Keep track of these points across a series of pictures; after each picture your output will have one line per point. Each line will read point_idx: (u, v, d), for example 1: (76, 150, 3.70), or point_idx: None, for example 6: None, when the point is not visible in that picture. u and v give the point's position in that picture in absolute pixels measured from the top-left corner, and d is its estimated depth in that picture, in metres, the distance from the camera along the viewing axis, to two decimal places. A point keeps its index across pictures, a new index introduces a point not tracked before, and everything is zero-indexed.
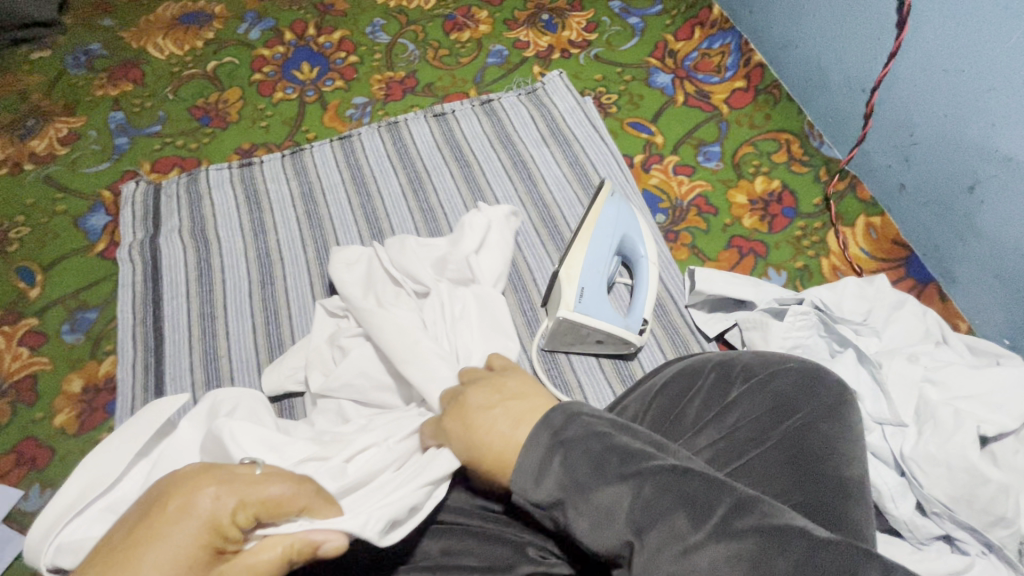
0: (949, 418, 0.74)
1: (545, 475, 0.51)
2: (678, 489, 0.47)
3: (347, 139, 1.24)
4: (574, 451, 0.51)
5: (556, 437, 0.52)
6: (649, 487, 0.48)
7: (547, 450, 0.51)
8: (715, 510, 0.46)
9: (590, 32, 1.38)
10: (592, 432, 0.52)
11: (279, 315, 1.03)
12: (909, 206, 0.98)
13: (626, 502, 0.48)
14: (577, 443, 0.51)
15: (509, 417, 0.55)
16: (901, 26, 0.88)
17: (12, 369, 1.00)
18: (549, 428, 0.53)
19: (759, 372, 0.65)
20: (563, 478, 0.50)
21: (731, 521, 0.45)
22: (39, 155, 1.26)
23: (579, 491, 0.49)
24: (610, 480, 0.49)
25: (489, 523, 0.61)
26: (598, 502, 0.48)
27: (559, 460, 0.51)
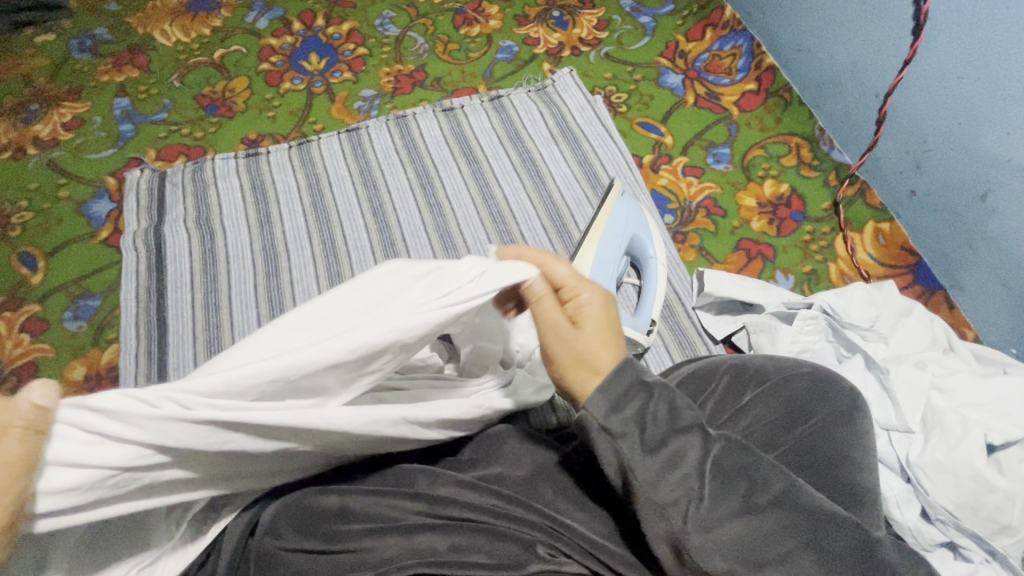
0: (957, 425, 0.74)
1: (609, 422, 0.51)
2: (722, 466, 0.50)
3: (355, 131, 1.23)
4: (627, 412, 0.51)
5: (643, 378, 0.52)
6: (695, 456, 0.50)
7: (618, 399, 0.51)
8: (741, 488, 0.49)
9: (601, 31, 1.37)
10: (674, 386, 0.53)
11: (285, 307, 1.02)
12: (919, 213, 0.98)
13: (684, 465, 0.49)
14: (665, 391, 0.52)
15: (600, 342, 0.54)
16: (917, 32, 0.88)
17: (13, 355, 0.99)
18: (636, 370, 0.53)
19: (772, 376, 0.65)
20: (622, 429, 0.50)
21: (757, 498, 0.48)
22: (43, 140, 1.25)
23: (654, 436, 0.50)
24: (685, 430, 0.50)
25: (497, 519, 0.59)
26: (668, 451, 0.49)
27: (640, 400, 0.51)
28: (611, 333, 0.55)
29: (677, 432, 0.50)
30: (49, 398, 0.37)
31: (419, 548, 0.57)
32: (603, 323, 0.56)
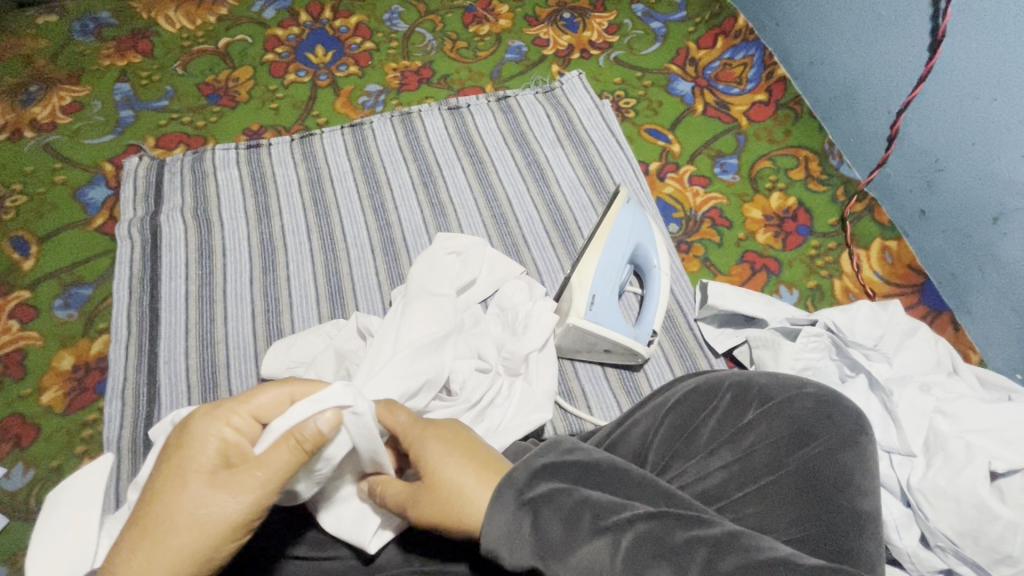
0: (961, 451, 0.73)
1: (515, 542, 0.48)
2: (664, 543, 0.46)
3: (358, 127, 1.21)
4: (544, 511, 0.49)
5: (521, 496, 0.50)
6: (629, 540, 0.47)
7: (513, 512, 0.49)
8: (697, 557, 0.45)
9: (611, 34, 1.36)
10: (558, 487, 0.51)
11: (280, 303, 1.01)
12: (928, 232, 0.97)
13: (608, 556, 0.46)
14: (545, 499, 0.49)
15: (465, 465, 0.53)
16: (934, 49, 0.87)
17: (0, 341, 0.97)
18: (512, 485, 0.51)
19: (776, 395, 0.64)
20: (535, 544, 0.48)
21: (721, 563, 0.45)
22: (40, 122, 1.23)
23: (555, 556, 0.47)
24: (587, 537, 0.47)
25: None
26: (583, 559, 0.47)
27: (528, 519, 0.49)
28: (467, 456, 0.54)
29: (581, 537, 0.47)
30: (332, 425, 0.51)
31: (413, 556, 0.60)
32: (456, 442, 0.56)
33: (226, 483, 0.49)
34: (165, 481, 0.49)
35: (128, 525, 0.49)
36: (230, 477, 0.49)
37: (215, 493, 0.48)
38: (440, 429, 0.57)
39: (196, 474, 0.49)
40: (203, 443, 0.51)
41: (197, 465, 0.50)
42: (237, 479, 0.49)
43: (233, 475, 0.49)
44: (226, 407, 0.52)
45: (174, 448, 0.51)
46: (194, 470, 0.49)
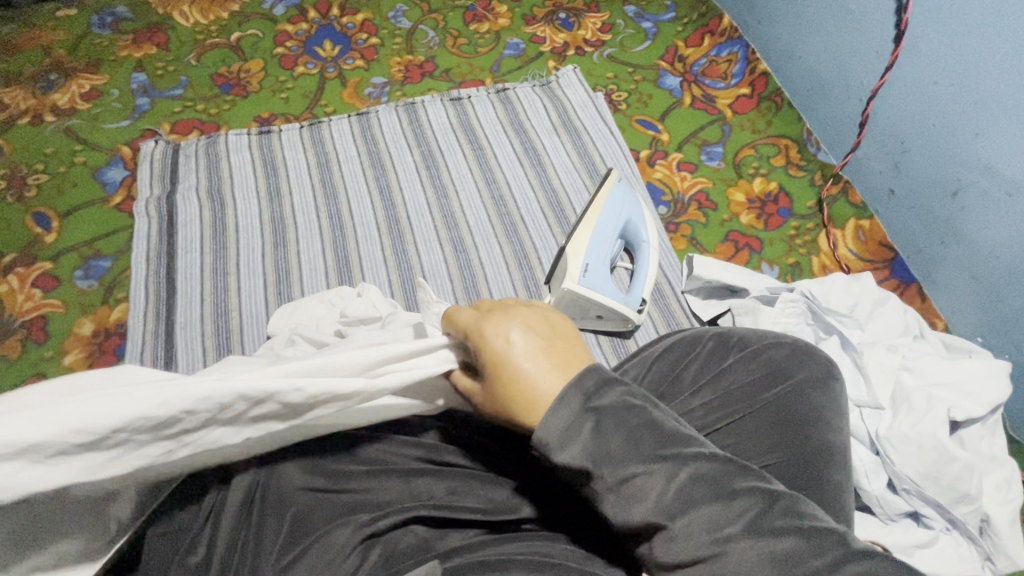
0: (922, 401, 0.79)
1: (572, 441, 0.49)
2: (723, 485, 0.46)
3: (364, 115, 1.28)
4: (607, 423, 0.49)
5: (589, 402, 0.50)
6: (687, 474, 0.47)
7: (578, 413, 0.49)
8: (753, 504, 0.45)
9: (604, 33, 1.44)
10: (626, 404, 0.50)
11: (291, 275, 1.06)
12: (897, 210, 1.04)
13: (661, 486, 0.47)
14: (610, 414, 0.49)
15: (538, 366, 0.53)
16: (898, 41, 0.95)
17: (24, 308, 1.02)
18: (580, 392, 0.50)
19: (753, 344, 0.69)
20: (593, 445, 0.48)
21: (772, 516, 0.45)
22: (61, 108, 1.29)
23: (608, 466, 0.48)
24: (645, 458, 0.47)
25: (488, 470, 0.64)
26: (629, 481, 0.47)
27: (589, 428, 0.49)
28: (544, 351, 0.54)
29: (636, 459, 0.47)
30: None
31: (418, 493, 0.61)
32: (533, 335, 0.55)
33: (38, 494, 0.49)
34: None
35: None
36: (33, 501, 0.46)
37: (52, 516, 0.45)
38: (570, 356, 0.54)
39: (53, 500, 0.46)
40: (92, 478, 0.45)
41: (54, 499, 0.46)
42: None
43: None
44: None
45: None
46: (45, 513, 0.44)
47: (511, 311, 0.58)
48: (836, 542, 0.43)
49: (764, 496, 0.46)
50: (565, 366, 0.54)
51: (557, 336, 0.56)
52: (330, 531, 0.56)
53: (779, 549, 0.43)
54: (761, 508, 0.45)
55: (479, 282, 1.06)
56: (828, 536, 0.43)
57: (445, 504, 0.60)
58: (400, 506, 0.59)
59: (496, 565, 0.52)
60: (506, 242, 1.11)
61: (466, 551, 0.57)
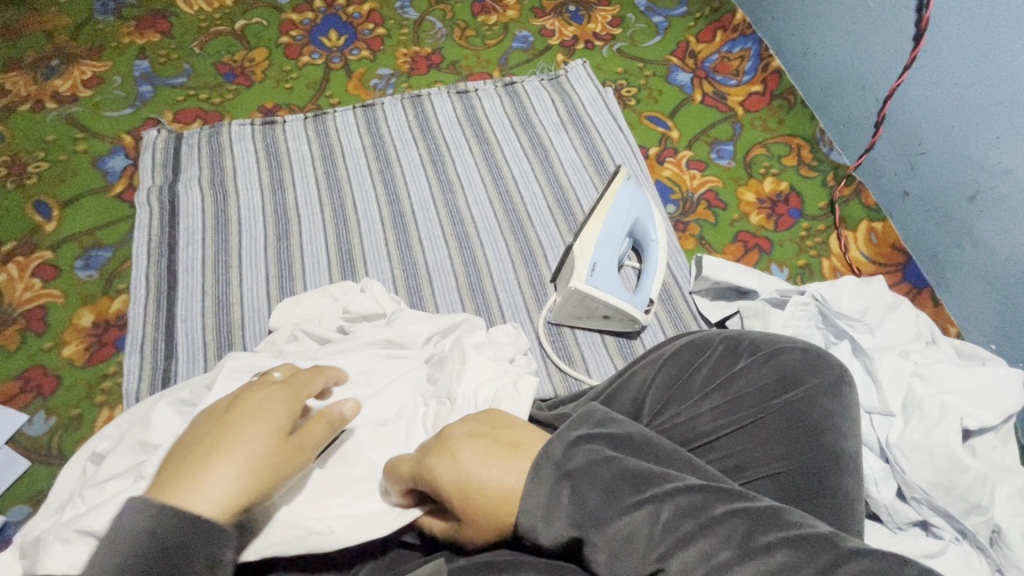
0: (935, 409, 0.77)
1: (554, 515, 0.47)
2: (705, 513, 0.45)
3: (370, 107, 1.26)
4: (581, 484, 0.48)
5: (560, 469, 0.48)
6: (671, 509, 0.46)
7: (552, 487, 0.48)
8: (739, 527, 0.44)
9: (614, 27, 1.41)
10: (597, 457, 0.49)
11: (293, 269, 1.05)
12: (911, 213, 1.03)
13: (648, 528, 0.46)
14: (583, 473, 0.48)
15: (484, 461, 0.49)
16: (918, 39, 0.92)
17: (23, 298, 1.01)
18: (550, 461, 0.49)
19: (765, 348, 0.67)
20: (575, 510, 0.47)
21: (758, 533, 0.44)
22: (62, 95, 1.27)
23: (593, 524, 0.47)
24: (628, 507, 0.47)
25: None
26: (617, 532, 0.46)
27: (566, 494, 0.48)
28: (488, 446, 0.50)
29: (620, 508, 0.47)
30: None
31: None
32: (470, 435, 0.52)
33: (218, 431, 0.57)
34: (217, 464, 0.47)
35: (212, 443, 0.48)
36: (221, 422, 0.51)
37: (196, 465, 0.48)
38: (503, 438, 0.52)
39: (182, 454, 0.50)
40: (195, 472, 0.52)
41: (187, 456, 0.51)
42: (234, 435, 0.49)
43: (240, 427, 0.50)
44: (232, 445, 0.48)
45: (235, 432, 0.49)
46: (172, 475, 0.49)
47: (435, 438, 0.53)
48: (822, 544, 0.43)
49: (744, 518, 0.45)
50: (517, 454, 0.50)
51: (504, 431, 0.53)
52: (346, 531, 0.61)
53: (772, 566, 0.42)
54: (746, 532, 0.44)
55: (484, 279, 1.05)
56: (813, 540, 0.43)
57: None
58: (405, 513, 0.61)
59: (505, 566, 0.51)
60: (511, 239, 1.09)
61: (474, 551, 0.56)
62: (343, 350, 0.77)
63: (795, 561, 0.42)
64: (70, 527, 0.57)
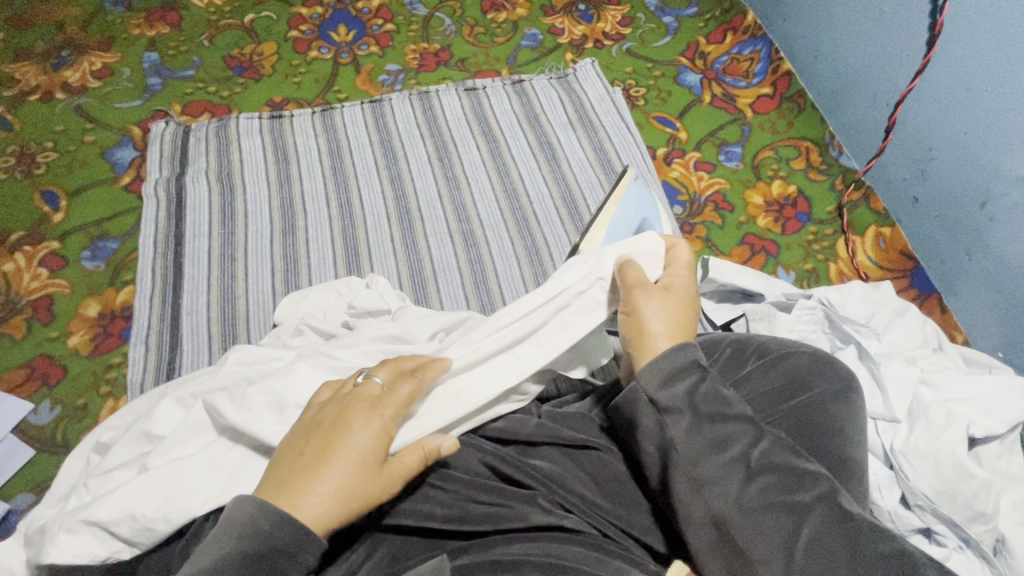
0: (941, 416, 0.77)
1: (675, 386, 0.53)
2: (795, 461, 0.49)
3: (378, 103, 1.26)
4: (702, 388, 0.53)
5: (699, 362, 0.55)
6: (767, 444, 0.50)
7: (688, 365, 0.54)
8: (823, 485, 0.48)
9: (624, 26, 1.41)
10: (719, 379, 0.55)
11: (299, 263, 1.05)
12: (920, 218, 1.02)
13: (746, 444, 0.50)
14: (712, 380, 0.54)
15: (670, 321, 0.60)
16: (931, 43, 0.92)
17: (30, 287, 1.02)
18: (697, 349, 0.56)
19: (773, 351, 0.67)
20: (690, 400, 0.52)
21: (841, 497, 0.47)
22: (72, 85, 1.27)
23: (704, 418, 0.51)
24: (735, 418, 0.51)
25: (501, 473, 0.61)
26: (715, 435, 0.51)
27: (694, 379, 0.53)
28: (687, 315, 0.62)
29: (732, 415, 0.52)
30: None
31: (429, 494, 0.59)
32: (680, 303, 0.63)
33: (332, 406, 0.57)
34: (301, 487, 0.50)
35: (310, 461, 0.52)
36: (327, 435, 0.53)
37: (357, 493, 0.52)
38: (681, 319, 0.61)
39: (356, 452, 0.53)
40: (277, 466, 0.53)
41: (357, 452, 0.53)
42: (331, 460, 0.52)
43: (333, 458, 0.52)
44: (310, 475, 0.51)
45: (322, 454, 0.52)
46: (330, 485, 0.50)
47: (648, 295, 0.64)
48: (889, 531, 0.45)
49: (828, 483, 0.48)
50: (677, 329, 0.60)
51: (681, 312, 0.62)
52: None
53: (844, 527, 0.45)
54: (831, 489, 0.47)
55: (489, 277, 1.05)
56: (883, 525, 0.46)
57: (453, 517, 0.58)
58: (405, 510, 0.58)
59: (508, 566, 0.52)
60: (517, 238, 1.09)
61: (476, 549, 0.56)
62: (348, 344, 0.76)
63: (863, 527, 0.45)
64: (76, 518, 0.57)
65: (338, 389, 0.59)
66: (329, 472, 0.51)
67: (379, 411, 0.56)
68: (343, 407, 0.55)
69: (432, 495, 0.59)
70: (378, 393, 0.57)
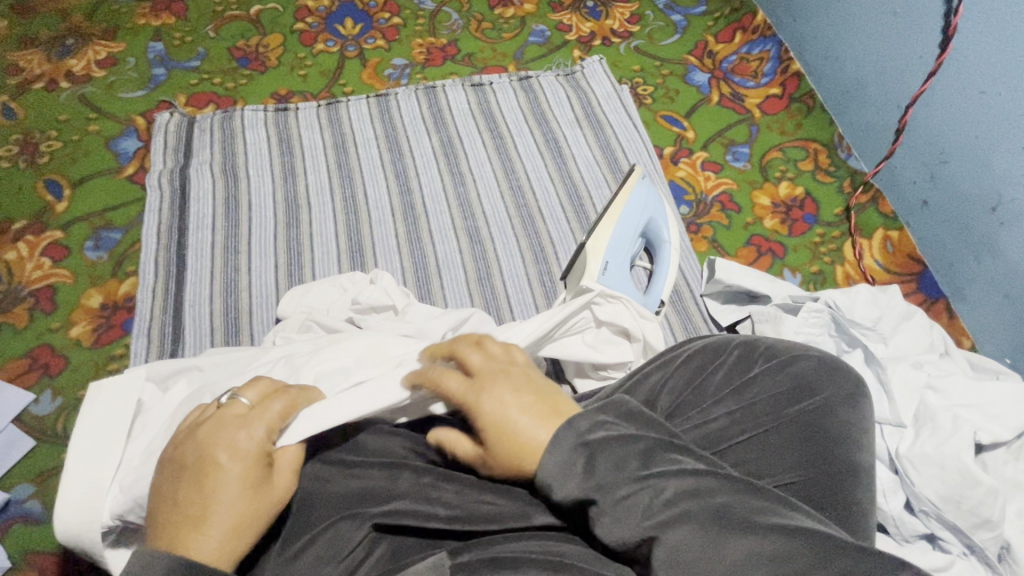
0: (948, 422, 0.76)
1: (568, 477, 0.48)
2: (707, 496, 0.46)
3: (383, 97, 1.25)
4: (599, 457, 0.48)
5: (582, 439, 0.49)
6: (672, 487, 0.46)
7: (569, 454, 0.49)
8: (738, 513, 0.45)
9: (633, 24, 1.40)
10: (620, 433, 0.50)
11: (303, 257, 1.04)
12: (929, 222, 1.02)
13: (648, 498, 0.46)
14: (604, 448, 0.49)
15: (534, 413, 0.53)
16: (944, 46, 0.91)
17: (32, 277, 1.01)
18: (572, 431, 0.50)
19: (781, 353, 0.66)
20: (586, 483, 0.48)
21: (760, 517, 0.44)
22: (76, 75, 1.26)
23: (605, 489, 0.47)
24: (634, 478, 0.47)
25: (503, 473, 0.60)
26: (622, 495, 0.47)
27: (583, 463, 0.48)
28: (542, 397, 0.54)
29: (627, 476, 0.47)
30: None
31: (431, 495, 0.58)
32: (512, 387, 0.55)
33: (192, 437, 0.55)
34: (187, 532, 0.50)
35: (189, 505, 0.51)
36: (194, 477, 0.52)
37: (244, 521, 0.51)
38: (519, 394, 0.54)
39: (232, 481, 0.52)
40: (157, 516, 0.52)
41: (230, 481, 0.52)
42: (214, 495, 0.51)
43: (214, 498, 0.51)
44: (191, 520, 0.50)
45: (200, 488, 0.52)
46: (223, 520, 0.50)
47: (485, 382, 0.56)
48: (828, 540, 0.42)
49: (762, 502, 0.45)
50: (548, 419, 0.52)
51: (545, 393, 0.55)
52: (336, 523, 0.56)
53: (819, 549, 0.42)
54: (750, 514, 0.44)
55: (493, 274, 1.04)
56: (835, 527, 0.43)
57: (456, 517, 0.57)
58: (407, 511, 0.57)
59: (507, 562, 0.51)
60: (523, 235, 1.08)
61: (478, 546, 0.55)
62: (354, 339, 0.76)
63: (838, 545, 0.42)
64: (133, 479, 0.58)
65: (199, 417, 0.58)
66: (217, 510, 0.50)
67: (253, 428, 0.55)
68: (208, 439, 0.54)
69: (434, 496, 0.58)
70: (244, 413, 0.56)
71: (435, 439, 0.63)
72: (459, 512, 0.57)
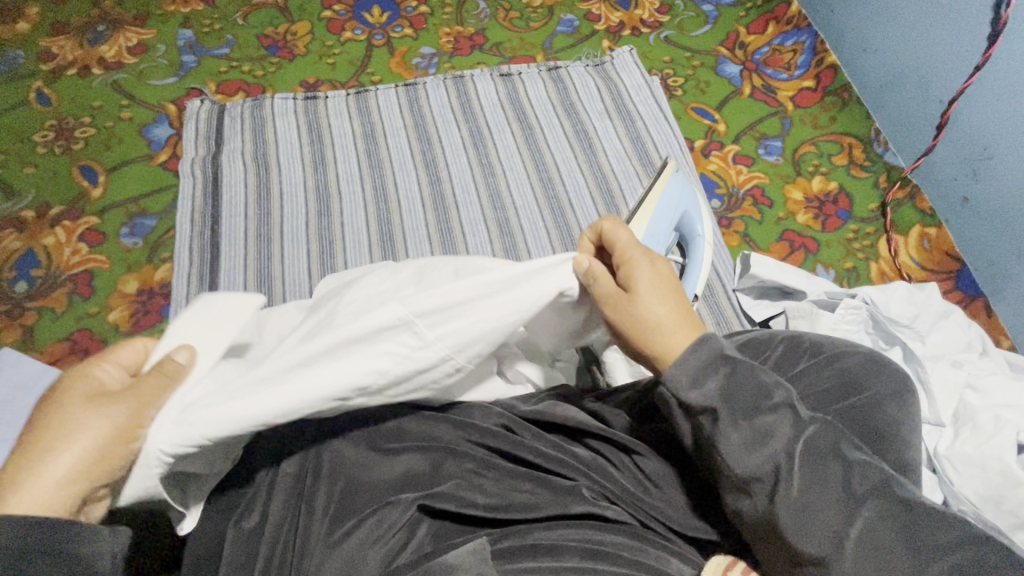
0: (989, 422, 0.75)
1: (708, 378, 0.50)
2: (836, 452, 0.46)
3: (412, 86, 1.25)
4: (740, 369, 0.50)
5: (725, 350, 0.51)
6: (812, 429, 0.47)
7: (712, 357, 0.51)
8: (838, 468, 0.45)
9: (663, 14, 1.38)
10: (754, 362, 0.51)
11: (334, 245, 1.05)
12: (970, 219, 1.00)
13: (789, 432, 0.47)
14: (745, 365, 0.50)
15: (675, 317, 0.56)
16: (993, 39, 0.89)
17: (70, 262, 1.03)
18: (716, 339, 0.52)
19: (826, 350, 0.66)
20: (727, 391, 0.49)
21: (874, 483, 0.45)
22: (108, 61, 1.27)
23: (741, 410, 0.48)
24: (772, 406, 0.48)
25: (544, 462, 0.60)
26: (757, 426, 0.47)
27: (723, 371, 0.50)
28: (681, 303, 0.57)
29: (768, 404, 0.48)
30: None
31: (474, 482, 0.59)
32: (667, 289, 0.59)
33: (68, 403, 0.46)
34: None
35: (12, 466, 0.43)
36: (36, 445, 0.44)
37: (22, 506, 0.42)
38: (671, 300, 0.57)
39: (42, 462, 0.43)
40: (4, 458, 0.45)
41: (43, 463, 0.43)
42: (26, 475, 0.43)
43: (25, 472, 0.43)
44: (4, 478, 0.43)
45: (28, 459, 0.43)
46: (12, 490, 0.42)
47: (645, 275, 0.59)
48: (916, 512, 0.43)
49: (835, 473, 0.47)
50: (686, 326, 0.56)
51: (685, 301, 0.58)
52: (382, 507, 0.57)
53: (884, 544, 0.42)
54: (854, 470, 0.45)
55: None
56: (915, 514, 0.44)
57: (495, 505, 0.57)
58: (448, 494, 0.57)
59: (547, 551, 0.52)
60: (552, 227, 1.08)
61: (517, 533, 0.55)
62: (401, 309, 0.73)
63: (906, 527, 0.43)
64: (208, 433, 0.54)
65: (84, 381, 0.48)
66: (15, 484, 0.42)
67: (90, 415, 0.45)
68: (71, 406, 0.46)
69: (476, 484, 0.59)
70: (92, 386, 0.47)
71: (476, 425, 0.62)
72: (498, 500, 0.57)
